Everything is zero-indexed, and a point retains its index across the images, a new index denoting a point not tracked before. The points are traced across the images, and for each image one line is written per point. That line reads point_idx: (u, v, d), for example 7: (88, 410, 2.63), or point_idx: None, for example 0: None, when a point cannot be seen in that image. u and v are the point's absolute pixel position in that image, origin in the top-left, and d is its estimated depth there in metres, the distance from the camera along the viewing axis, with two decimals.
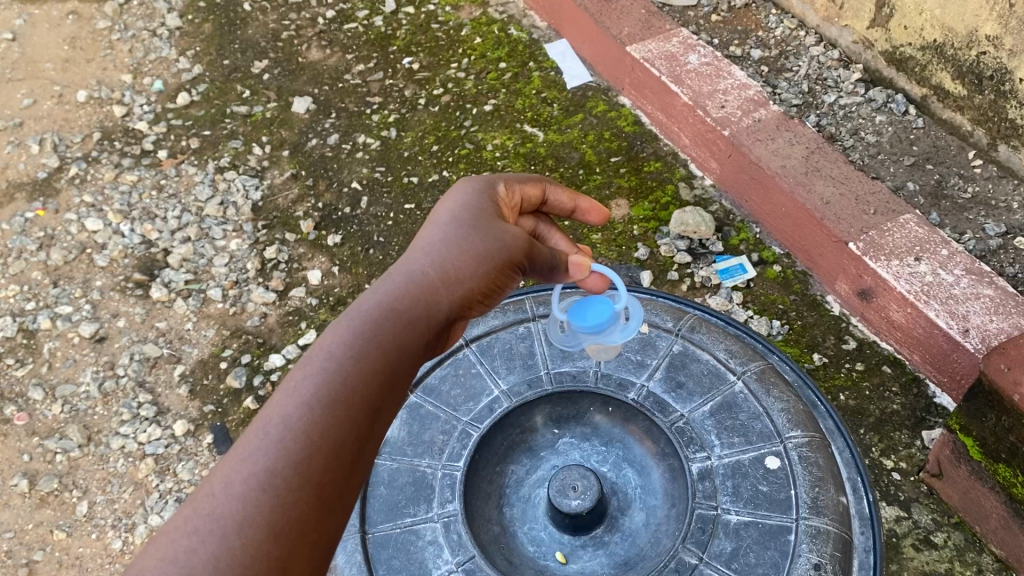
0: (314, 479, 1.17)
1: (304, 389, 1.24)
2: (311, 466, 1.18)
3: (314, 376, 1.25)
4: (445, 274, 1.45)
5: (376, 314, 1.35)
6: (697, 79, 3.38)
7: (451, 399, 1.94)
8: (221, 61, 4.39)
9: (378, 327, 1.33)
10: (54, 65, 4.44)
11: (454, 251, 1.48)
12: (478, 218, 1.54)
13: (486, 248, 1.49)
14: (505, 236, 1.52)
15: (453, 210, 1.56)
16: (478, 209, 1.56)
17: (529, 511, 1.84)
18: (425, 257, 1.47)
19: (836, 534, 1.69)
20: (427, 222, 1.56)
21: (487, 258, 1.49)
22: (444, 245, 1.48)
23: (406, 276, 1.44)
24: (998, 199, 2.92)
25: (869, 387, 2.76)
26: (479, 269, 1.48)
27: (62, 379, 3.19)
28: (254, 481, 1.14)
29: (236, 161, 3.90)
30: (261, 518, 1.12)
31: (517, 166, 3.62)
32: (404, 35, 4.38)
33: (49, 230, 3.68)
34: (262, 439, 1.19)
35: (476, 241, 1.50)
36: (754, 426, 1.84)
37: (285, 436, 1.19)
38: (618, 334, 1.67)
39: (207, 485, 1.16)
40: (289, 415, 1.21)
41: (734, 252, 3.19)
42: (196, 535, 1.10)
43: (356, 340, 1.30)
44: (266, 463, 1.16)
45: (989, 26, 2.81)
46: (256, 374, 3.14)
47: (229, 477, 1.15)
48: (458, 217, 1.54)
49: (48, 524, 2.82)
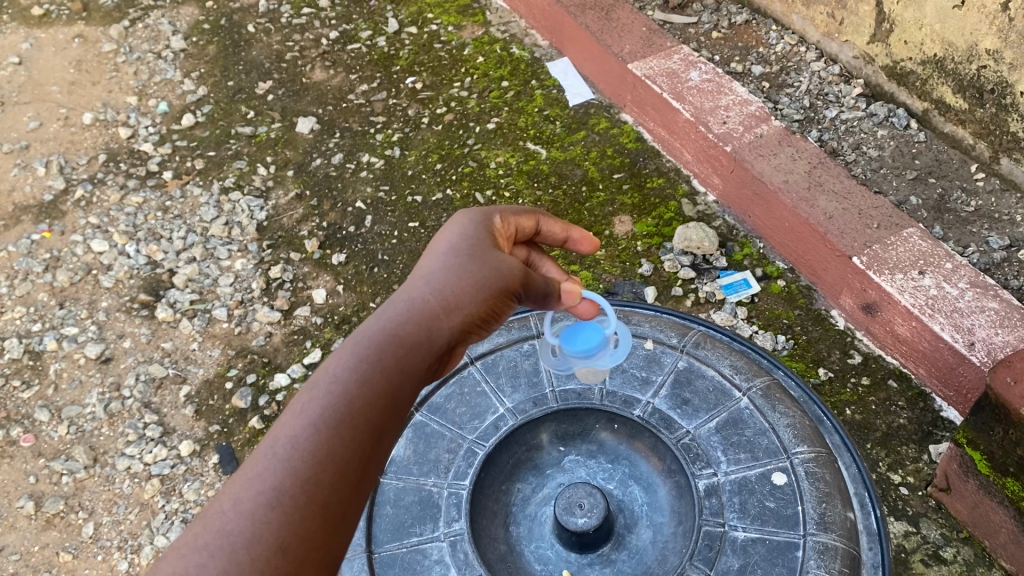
0: (321, 499, 1.18)
1: (310, 411, 1.25)
2: (317, 484, 1.19)
3: (321, 399, 1.27)
4: (445, 301, 1.45)
5: (379, 339, 1.36)
6: (698, 96, 3.41)
7: (456, 417, 1.94)
8: (226, 83, 4.43)
9: (380, 352, 1.34)
10: (59, 88, 4.49)
11: (454, 278, 1.48)
12: (475, 247, 1.54)
13: (484, 277, 1.49)
14: (502, 266, 1.52)
15: (450, 237, 1.57)
16: (475, 239, 1.56)
17: (535, 530, 1.83)
18: (424, 286, 1.47)
19: (844, 550, 1.67)
20: (425, 251, 1.56)
21: (485, 285, 1.49)
22: (444, 274, 1.48)
23: (407, 303, 1.44)
24: (1002, 212, 2.92)
25: (875, 402, 2.75)
26: (478, 296, 1.47)
27: (68, 400, 3.20)
28: (263, 499, 1.16)
29: (240, 181, 3.92)
30: (269, 534, 1.13)
31: (521, 184, 3.65)
32: (407, 55, 4.42)
33: (54, 252, 3.71)
34: (270, 459, 1.20)
35: (474, 269, 1.49)
36: (760, 442, 1.83)
37: (292, 456, 1.20)
38: (606, 358, 1.68)
39: (217, 503, 1.18)
40: (296, 436, 1.22)
41: (737, 268, 3.20)
42: (206, 550, 1.11)
43: (361, 365, 1.31)
44: (273, 482, 1.17)
45: (989, 40, 2.83)
46: (262, 394, 3.14)
47: (238, 496, 1.16)
48: (456, 246, 1.54)
49: (54, 546, 2.81)
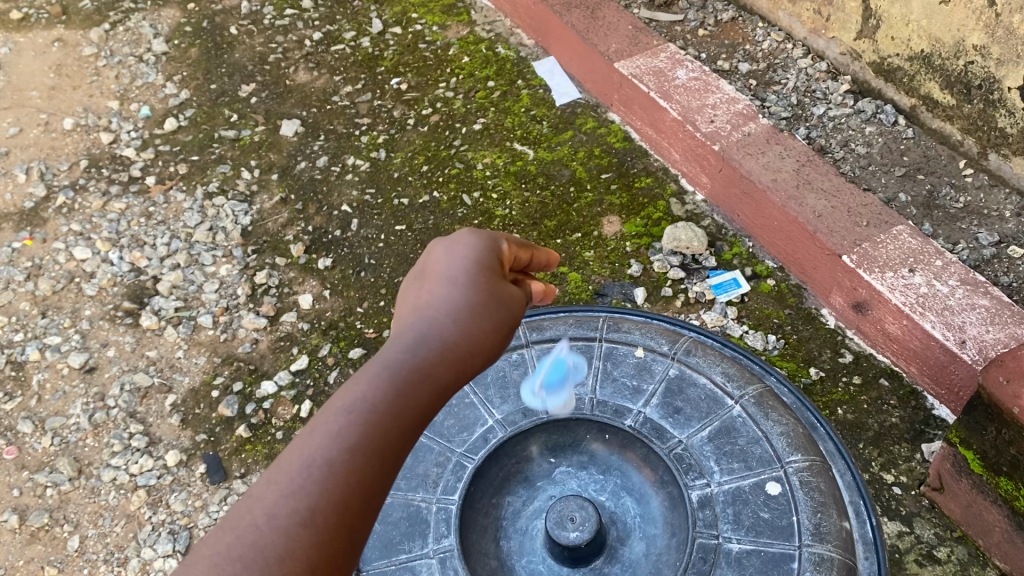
0: (349, 525, 1.16)
1: (346, 432, 1.21)
2: (348, 509, 1.17)
3: (356, 422, 1.22)
4: (473, 334, 1.38)
5: (412, 366, 1.31)
6: (686, 95, 3.38)
7: (444, 430, 1.90)
8: (208, 86, 4.37)
9: (415, 380, 1.29)
10: (39, 94, 4.41)
11: (481, 310, 1.41)
12: (495, 279, 1.46)
13: (506, 312, 1.43)
14: (517, 302, 1.47)
15: (473, 259, 1.47)
16: (492, 269, 1.48)
17: (526, 544, 1.80)
18: (451, 316, 1.38)
19: (840, 561, 1.65)
20: (448, 270, 1.45)
21: (508, 320, 1.43)
22: (469, 306, 1.40)
23: (435, 328, 1.37)
24: (990, 208, 2.92)
25: (867, 401, 2.74)
26: (504, 331, 1.43)
27: (51, 411, 3.14)
28: (296, 517, 1.13)
29: (224, 186, 3.87)
30: (300, 555, 1.11)
31: (508, 185, 3.62)
32: (392, 55, 4.38)
33: (36, 260, 3.64)
34: (304, 476, 1.16)
35: (497, 304, 1.43)
36: (753, 451, 1.81)
37: (327, 477, 1.17)
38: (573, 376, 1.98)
39: (245, 512, 1.13)
40: (331, 456, 1.18)
41: (727, 268, 3.18)
42: (239, 562, 1.08)
43: (396, 393, 1.27)
44: (308, 502, 1.14)
45: (976, 35, 2.82)
46: (249, 402, 3.10)
47: (271, 511, 1.13)
48: (475, 276, 1.44)
49: (38, 561, 2.75)
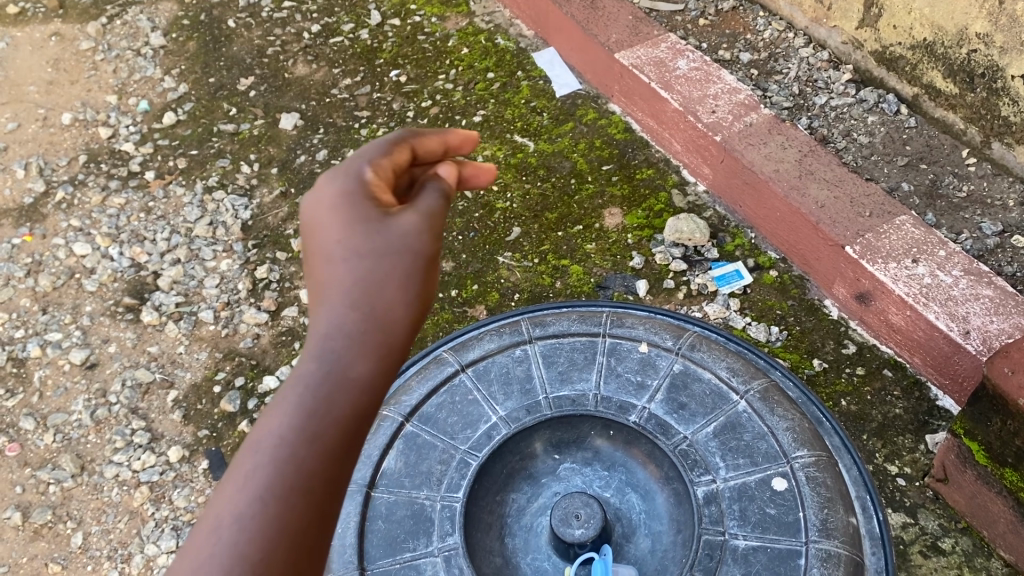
0: (303, 544, 1.04)
1: (278, 450, 1.06)
2: (299, 528, 1.04)
3: (287, 437, 1.07)
4: (380, 303, 1.12)
5: (329, 360, 1.10)
6: (687, 85, 3.36)
7: (447, 427, 1.89)
8: (207, 79, 4.35)
9: (338, 371, 1.09)
10: (36, 88, 4.38)
11: (382, 274, 1.13)
12: (381, 228, 1.15)
13: (413, 265, 1.14)
14: (421, 243, 1.15)
15: (346, 215, 1.16)
16: (377, 218, 1.16)
17: (531, 541, 1.81)
18: (345, 288, 1.12)
19: (847, 557, 1.64)
20: (328, 237, 1.16)
21: (419, 272, 1.15)
22: (365, 272, 1.13)
23: (333, 311, 1.12)
24: (994, 197, 2.90)
25: (870, 392, 2.73)
26: (421, 287, 1.15)
27: (53, 408, 3.14)
28: (239, 550, 1.00)
29: (224, 180, 3.85)
30: None
31: (509, 178, 3.60)
32: (391, 47, 4.35)
33: (36, 256, 3.62)
34: (239, 505, 1.03)
35: (400, 261, 1.14)
36: (759, 446, 1.80)
37: (266, 501, 1.03)
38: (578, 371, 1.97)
39: (184, 554, 1.02)
40: (265, 480, 1.04)
41: (729, 259, 3.16)
42: None
43: (319, 394, 1.09)
44: (249, 532, 1.01)
45: (980, 23, 2.79)
46: (250, 398, 3.09)
47: (210, 551, 1.01)
48: (360, 235, 1.14)
49: (42, 557, 2.75)
